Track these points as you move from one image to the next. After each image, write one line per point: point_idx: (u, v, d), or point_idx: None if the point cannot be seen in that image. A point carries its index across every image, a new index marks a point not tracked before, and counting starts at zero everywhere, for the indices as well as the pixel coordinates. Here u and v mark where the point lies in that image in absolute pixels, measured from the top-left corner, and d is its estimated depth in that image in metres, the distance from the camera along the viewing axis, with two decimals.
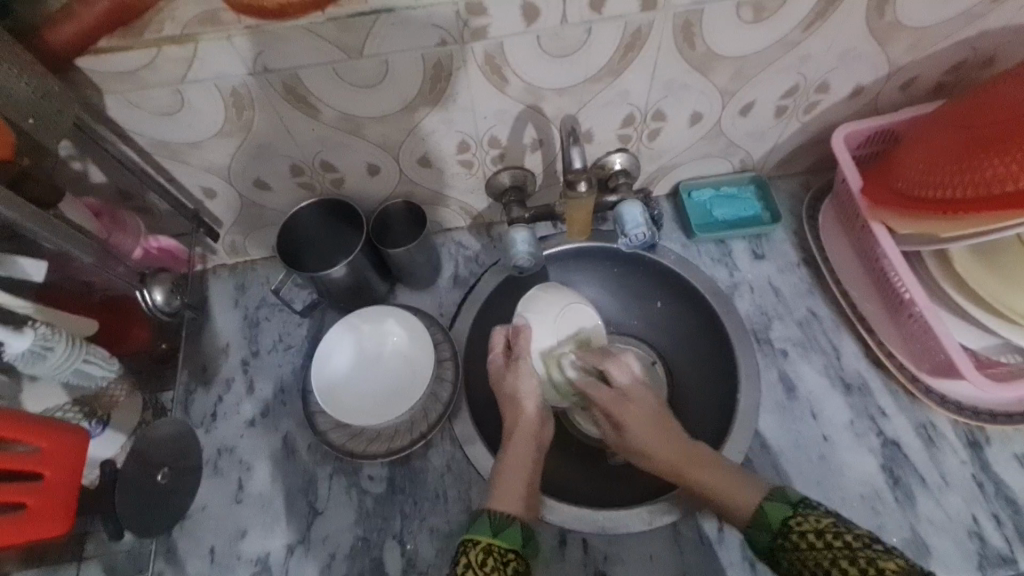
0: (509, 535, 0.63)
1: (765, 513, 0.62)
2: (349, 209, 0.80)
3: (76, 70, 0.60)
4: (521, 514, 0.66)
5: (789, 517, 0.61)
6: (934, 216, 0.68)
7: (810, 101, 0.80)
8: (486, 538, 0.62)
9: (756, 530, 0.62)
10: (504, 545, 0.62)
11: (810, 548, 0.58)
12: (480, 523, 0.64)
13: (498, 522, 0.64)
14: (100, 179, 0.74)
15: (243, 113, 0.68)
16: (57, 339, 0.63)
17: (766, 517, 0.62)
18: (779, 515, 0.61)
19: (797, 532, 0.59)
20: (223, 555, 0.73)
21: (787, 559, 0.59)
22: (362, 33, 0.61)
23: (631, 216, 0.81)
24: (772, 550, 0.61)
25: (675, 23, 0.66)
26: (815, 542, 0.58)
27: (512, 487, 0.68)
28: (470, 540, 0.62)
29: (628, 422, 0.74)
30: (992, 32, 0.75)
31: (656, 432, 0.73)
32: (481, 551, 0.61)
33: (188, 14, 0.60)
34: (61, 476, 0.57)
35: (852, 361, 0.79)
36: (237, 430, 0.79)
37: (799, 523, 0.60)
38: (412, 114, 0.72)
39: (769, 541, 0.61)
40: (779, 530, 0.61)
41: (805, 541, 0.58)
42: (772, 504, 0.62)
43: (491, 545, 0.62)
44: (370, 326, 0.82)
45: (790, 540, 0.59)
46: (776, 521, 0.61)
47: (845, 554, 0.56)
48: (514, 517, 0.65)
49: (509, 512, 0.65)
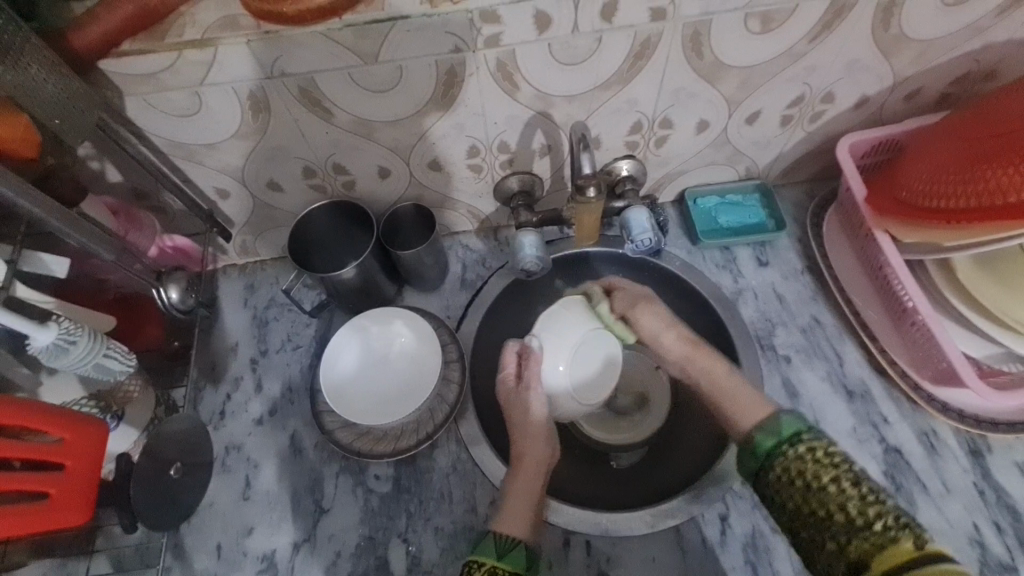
0: (513, 556, 0.65)
1: (778, 424, 0.64)
2: (359, 210, 0.81)
3: (97, 71, 0.62)
4: (526, 537, 0.67)
5: (801, 432, 0.63)
6: (936, 225, 0.69)
7: (816, 111, 0.81)
8: (491, 560, 0.64)
9: (762, 436, 0.65)
10: (507, 569, 0.64)
11: (813, 461, 0.60)
12: (485, 544, 0.66)
13: (503, 544, 0.65)
14: (117, 178, 0.75)
15: (260, 116, 0.70)
16: (80, 334, 0.64)
17: (777, 428, 0.64)
18: (791, 428, 0.63)
19: (805, 445, 0.61)
20: (230, 551, 0.74)
21: (782, 465, 0.61)
22: (378, 39, 0.63)
23: (637, 222, 0.82)
24: (769, 458, 0.63)
25: (685, 32, 0.67)
26: (821, 457, 0.59)
27: (522, 508, 0.69)
28: (475, 561, 0.64)
29: (640, 322, 0.84)
30: (994, 46, 0.76)
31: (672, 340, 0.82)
32: (485, 573, 0.63)
33: (209, 19, 0.61)
34: (82, 468, 0.57)
35: (854, 368, 0.80)
36: (246, 428, 0.81)
37: (809, 440, 0.61)
38: (422, 119, 0.73)
39: (771, 448, 0.63)
40: (788, 438, 0.63)
41: (810, 454, 0.60)
42: (789, 420, 0.64)
43: (495, 567, 0.63)
44: (378, 327, 0.83)
45: (795, 451, 0.61)
46: (789, 430, 0.63)
47: (849, 475, 0.58)
48: (519, 539, 0.66)
49: (515, 534, 0.66)
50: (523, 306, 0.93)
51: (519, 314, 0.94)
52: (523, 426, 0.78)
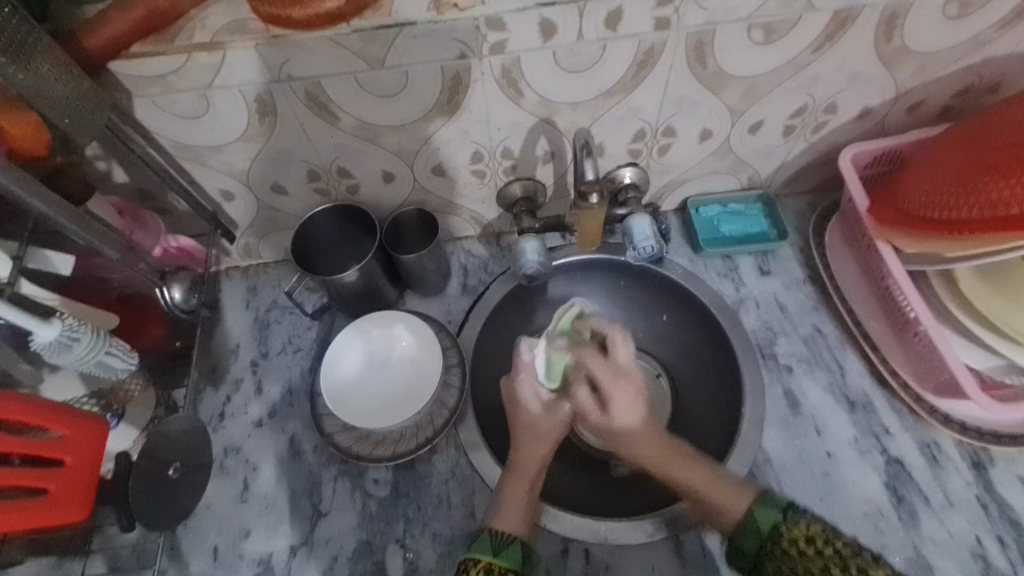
0: (510, 554, 0.64)
1: (754, 519, 0.61)
2: (363, 214, 0.81)
3: (108, 73, 0.62)
4: (522, 534, 0.66)
5: (779, 522, 0.60)
6: (939, 235, 0.69)
7: (819, 121, 0.82)
8: (487, 557, 0.62)
9: (747, 520, 0.62)
10: (505, 565, 0.62)
11: (799, 556, 0.58)
12: (482, 541, 0.65)
13: (498, 541, 0.64)
14: (123, 179, 0.76)
15: (266, 120, 0.70)
16: (83, 330, 0.64)
17: (755, 522, 0.61)
18: (769, 521, 0.60)
19: (787, 538, 0.59)
20: (226, 554, 0.73)
21: (774, 565, 0.59)
22: (384, 44, 0.63)
23: (639, 229, 0.84)
24: (758, 553, 0.61)
25: (688, 42, 0.68)
26: (805, 550, 0.58)
27: (518, 504, 0.69)
28: (471, 559, 0.63)
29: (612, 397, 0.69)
30: (997, 59, 0.76)
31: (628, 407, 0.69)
32: (482, 570, 0.61)
33: (218, 24, 0.62)
34: (84, 467, 0.58)
35: (856, 379, 0.80)
36: (245, 430, 0.81)
37: (789, 530, 0.59)
38: (427, 124, 0.74)
39: (757, 547, 0.61)
40: (769, 535, 0.60)
41: (795, 550, 0.58)
42: (764, 509, 0.61)
43: (492, 564, 0.62)
44: (379, 331, 0.83)
45: (780, 548, 0.59)
46: (767, 527, 0.60)
47: (838, 562, 0.56)
48: (513, 537, 0.65)
49: (508, 531, 0.66)
50: (525, 313, 0.93)
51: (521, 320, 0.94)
52: (523, 428, 0.74)
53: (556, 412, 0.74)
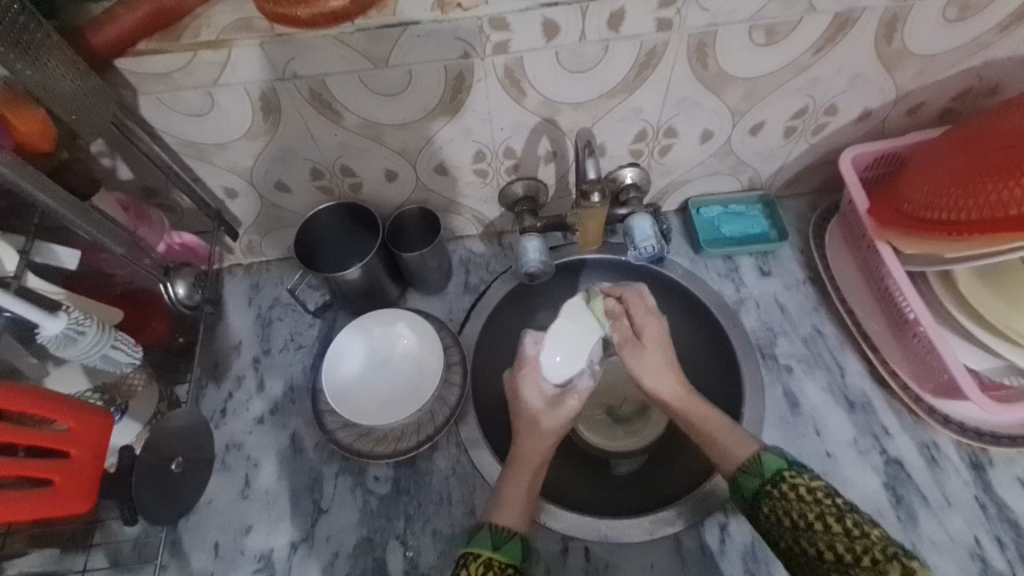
0: (509, 548, 0.64)
1: (762, 461, 0.65)
2: (366, 212, 0.82)
3: (114, 70, 0.63)
4: (522, 529, 0.67)
5: (783, 469, 0.63)
6: (937, 236, 0.70)
7: (820, 123, 0.82)
8: (487, 552, 0.63)
9: (748, 475, 0.65)
10: (504, 560, 0.63)
11: (797, 499, 0.60)
12: (480, 537, 0.65)
13: (499, 536, 0.65)
14: (127, 176, 0.76)
15: (270, 118, 0.71)
16: (89, 324, 0.64)
17: (760, 465, 0.65)
18: (774, 466, 0.64)
19: (788, 483, 0.62)
20: (227, 550, 0.74)
21: (770, 505, 0.62)
22: (388, 43, 0.64)
23: (641, 229, 0.84)
24: (755, 497, 0.64)
25: (689, 43, 0.68)
26: (804, 496, 0.60)
27: (518, 499, 0.69)
28: (471, 552, 0.63)
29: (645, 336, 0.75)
30: (997, 63, 0.77)
31: (663, 372, 0.74)
32: (481, 565, 0.62)
33: (224, 20, 0.62)
34: (88, 456, 0.58)
35: (855, 379, 0.81)
36: (246, 426, 0.81)
37: (792, 476, 0.62)
38: (430, 123, 0.74)
39: (757, 487, 0.64)
40: (771, 478, 0.63)
41: (793, 491, 0.61)
42: (772, 456, 0.65)
43: (492, 558, 0.62)
44: (381, 329, 0.84)
45: (779, 489, 0.62)
46: (771, 469, 0.64)
47: (834, 511, 0.59)
48: (513, 531, 0.66)
49: (509, 526, 0.66)
50: (526, 312, 0.94)
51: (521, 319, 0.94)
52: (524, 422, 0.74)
53: (560, 407, 0.74)
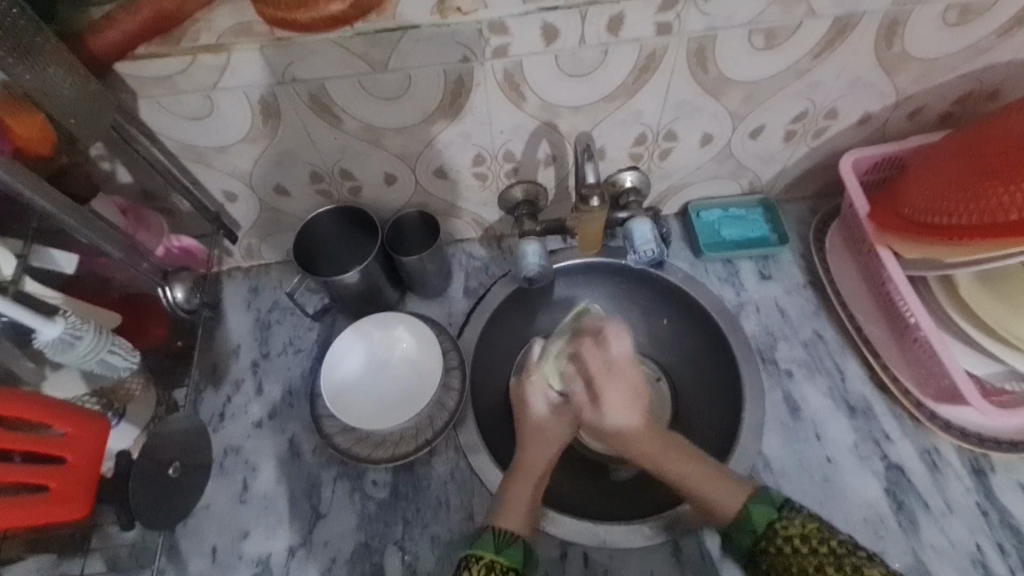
0: (512, 552, 0.65)
1: (749, 514, 0.65)
2: (365, 216, 0.82)
3: (113, 74, 0.63)
4: (525, 534, 0.67)
5: (774, 521, 0.64)
6: (938, 242, 0.69)
7: (819, 127, 0.82)
8: (489, 554, 0.64)
9: (739, 528, 0.66)
10: (506, 564, 0.64)
11: (794, 553, 0.62)
12: (483, 540, 0.66)
13: (502, 540, 0.65)
14: (127, 179, 0.76)
15: (270, 121, 0.71)
16: (87, 329, 0.64)
17: (749, 518, 0.65)
18: (765, 517, 0.64)
19: (782, 537, 0.63)
20: (225, 554, 0.74)
21: (768, 562, 0.63)
22: (388, 47, 0.64)
23: (640, 233, 0.83)
24: (752, 551, 0.65)
25: (689, 47, 0.68)
26: (800, 547, 0.62)
27: (522, 502, 0.69)
28: (474, 554, 0.64)
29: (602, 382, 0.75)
30: (997, 66, 0.76)
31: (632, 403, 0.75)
32: (482, 567, 0.63)
33: (224, 25, 0.62)
34: (84, 463, 0.58)
35: (856, 384, 0.80)
36: (244, 430, 0.81)
37: (784, 527, 0.63)
38: (430, 127, 0.74)
39: (751, 543, 0.65)
40: (764, 533, 0.64)
41: (788, 545, 0.62)
42: (760, 507, 0.65)
43: (494, 561, 0.64)
44: (380, 333, 0.83)
45: (775, 545, 0.63)
46: (762, 523, 0.64)
47: (832, 560, 0.60)
48: (517, 536, 0.66)
49: (514, 529, 0.67)
50: (525, 316, 0.94)
51: (521, 323, 0.94)
52: (530, 430, 0.77)
53: (564, 414, 0.78)
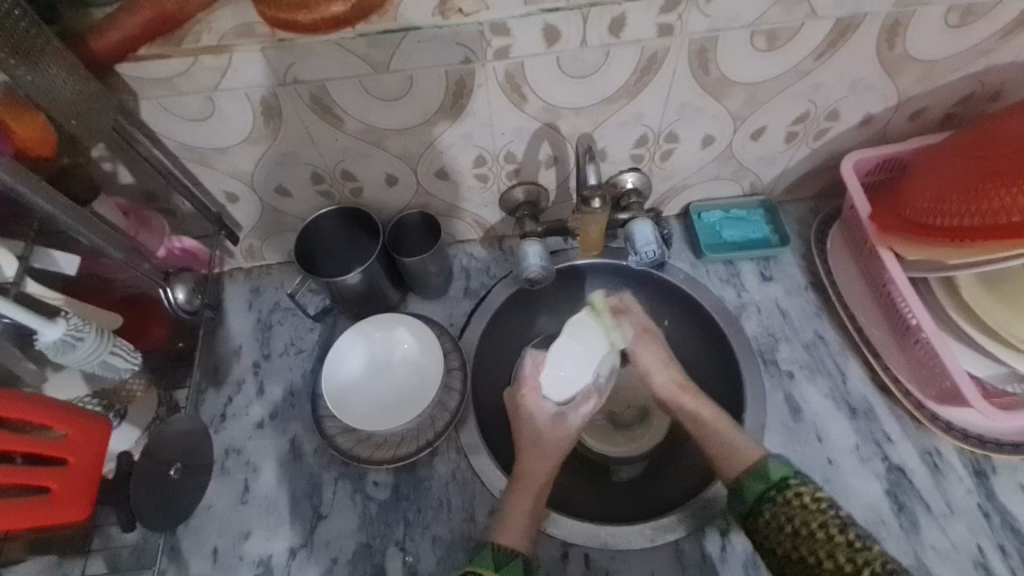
0: (511, 568, 0.64)
1: (766, 467, 0.66)
2: (366, 217, 0.82)
3: (115, 76, 0.63)
4: (525, 549, 0.67)
5: (789, 477, 0.64)
6: (940, 243, 0.69)
7: (821, 128, 0.82)
8: (489, 572, 0.63)
9: (750, 481, 0.66)
10: None
11: (800, 506, 0.61)
12: (482, 557, 0.65)
13: (502, 556, 0.65)
14: (128, 180, 0.76)
15: (272, 122, 0.71)
16: (88, 330, 0.64)
17: (766, 470, 0.65)
18: (780, 472, 0.65)
19: (792, 492, 0.63)
20: (226, 555, 0.74)
21: (771, 512, 0.63)
22: (389, 49, 0.64)
23: (642, 234, 0.83)
24: (756, 505, 0.65)
25: (691, 48, 0.68)
26: (808, 503, 0.61)
27: (521, 517, 0.69)
28: (473, 572, 0.63)
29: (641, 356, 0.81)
30: (999, 68, 0.76)
31: (660, 364, 0.80)
32: None
33: (226, 26, 0.62)
34: (84, 464, 0.58)
35: (857, 386, 0.80)
36: (245, 431, 0.81)
37: (797, 485, 0.63)
38: (431, 128, 0.74)
39: (761, 490, 0.65)
40: (776, 483, 0.64)
41: (797, 500, 0.62)
42: (779, 464, 0.66)
43: None
44: (381, 333, 0.83)
45: (783, 496, 0.63)
46: (777, 475, 0.65)
47: (836, 523, 0.60)
48: (517, 552, 0.66)
49: (513, 545, 0.66)
50: (526, 317, 0.94)
51: (522, 324, 0.94)
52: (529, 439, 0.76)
53: (560, 425, 0.77)
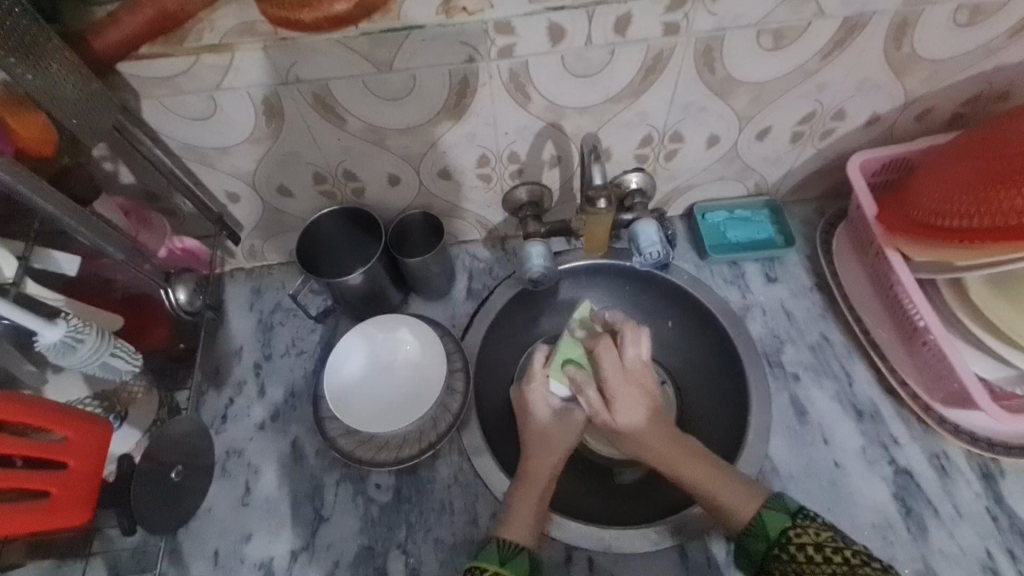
0: (516, 564, 0.64)
1: (764, 522, 0.64)
2: (368, 217, 0.81)
3: (116, 75, 0.62)
4: (529, 545, 0.67)
5: (788, 528, 0.63)
6: (948, 244, 0.69)
7: (826, 128, 0.81)
8: (494, 566, 0.63)
9: (751, 537, 0.65)
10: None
11: (807, 560, 0.60)
12: (488, 551, 0.65)
13: (506, 552, 0.65)
14: (129, 180, 0.76)
15: (274, 121, 0.70)
16: (88, 332, 0.64)
17: (763, 526, 0.64)
18: (777, 525, 0.64)
19: (795, 544, 0.62)
20: (227, 558, 0.73)
21: (779, 570, 0.62)
22: (392, 48, 0.63)
23: (646, 235, 0.82)
24: (765, 558, 0.64)
25: (697, 47, 0.68)
26: (814, 556, 0.60)
27: (525, 515, 0.69)
28: (478, 567, 0.63)
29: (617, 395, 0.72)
30: (1007, 67, 0.76)
31: (632, 405, 0.72)
32: None
33: (227, 25, 0.61)
34: (85, 468, 0.57)
35: (864, 387, 0.80)
36: (246, 433, 0.80)
37: (797, 535, 0.62)
38: (433, 128, 0.73)
39: (764, 550, 0.64)
40: (777, 541, 0.63)
41: (802, 553, 0.61)
42: (772, 514, 0.64)
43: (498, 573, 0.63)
44: (383, 334, 0.83)
45: (788, 553, 0.62)
46: (776, 530, 0.63)
47: (844, 570, 0.58)
48: (520, 548, 0.66)
49: (515, 541, 0.67)
50: (529, 318, 0.93)
51: (525, 325, 0.94)
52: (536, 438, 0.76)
53: (567, 421, 0.75)
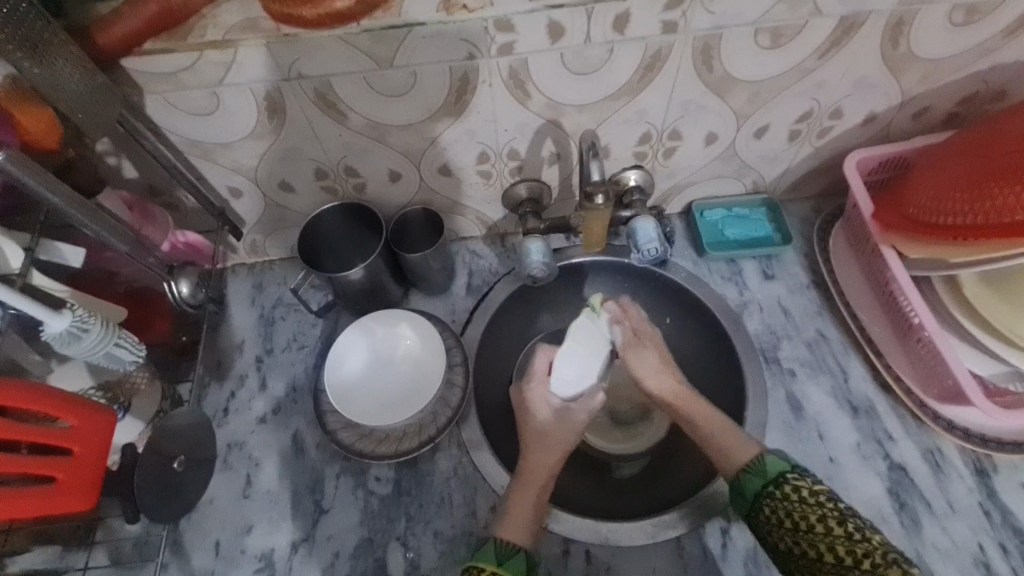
0: (514, 563, 0.65)
1: (765, 464, 0.66)
2: (369, 213, 0.82)
3: (120, 70, 0.63)
4: (527, 544, 0.67)
5: (786, 472, 0.65)
6: (942, 241, 0.69)
7: (823, 127, 0.82)
8: (491, 566, 0.64)
9: (749, 475, 0.66)
10: (508, 574, 0.63)
11: (800, 500, 0.62)
12: (485, 551, 0.66)
13: (503, 550, 0.66)
14: (133, 174, 0.77)
15: (276, 117, 0.71)
16: (93, 323, 0.64)
17: (762, 467, 0.66)
18: (778, 468, 0.66)
19: (790, 486, 0.64)
20: (228, 549, 0.74)
21: (770, 506, 0.64)
22: (394, 44, 0.64)
23: (644, 232, 0.83)
24: (756, 498, 0.65)
25: (695, 45, 0.68)
26: (807, 497, 0.62)
27: (525, 512, 0.69)
28: (475, 566, 0.64)
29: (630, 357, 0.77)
30: (1003, 67, 0.76)
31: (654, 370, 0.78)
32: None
33: (231, 21, 0.62)
34: (90, 454, 0.58)
35: (860, 384, 0.80)
36: (248, 426, 0.81)
37: (794, 479, 0.64)
38: (433, 124, 0.74)
39: (757, 488, 0.65)
40: (773, 479, 0.65)
41: (795, 493, 0.63)
42: (774, 459, 0.67)
43: (496, 572, 0.63)
44: (383, 329, 0.83)
45: (782, 491, 0.64)
46: (774, 470, 0.65)
47: (835, 514, 0.60)
48: (518, 548, 0.66)
49: (515, 540, 0.67)
50: (529, 314, 0.94)
51: (524, 321, 0.94)
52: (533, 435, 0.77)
53: (567, 421, 0.77)
